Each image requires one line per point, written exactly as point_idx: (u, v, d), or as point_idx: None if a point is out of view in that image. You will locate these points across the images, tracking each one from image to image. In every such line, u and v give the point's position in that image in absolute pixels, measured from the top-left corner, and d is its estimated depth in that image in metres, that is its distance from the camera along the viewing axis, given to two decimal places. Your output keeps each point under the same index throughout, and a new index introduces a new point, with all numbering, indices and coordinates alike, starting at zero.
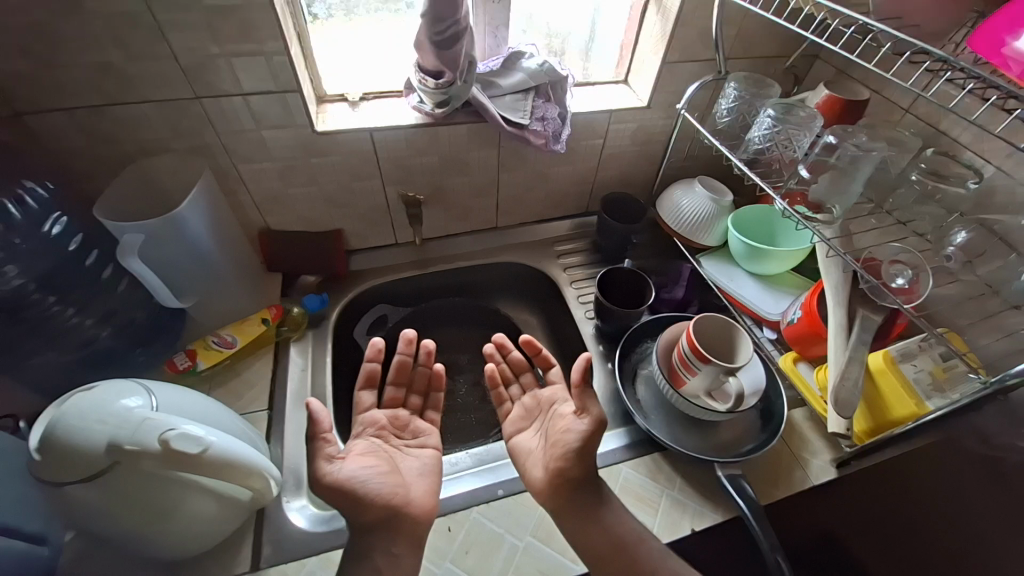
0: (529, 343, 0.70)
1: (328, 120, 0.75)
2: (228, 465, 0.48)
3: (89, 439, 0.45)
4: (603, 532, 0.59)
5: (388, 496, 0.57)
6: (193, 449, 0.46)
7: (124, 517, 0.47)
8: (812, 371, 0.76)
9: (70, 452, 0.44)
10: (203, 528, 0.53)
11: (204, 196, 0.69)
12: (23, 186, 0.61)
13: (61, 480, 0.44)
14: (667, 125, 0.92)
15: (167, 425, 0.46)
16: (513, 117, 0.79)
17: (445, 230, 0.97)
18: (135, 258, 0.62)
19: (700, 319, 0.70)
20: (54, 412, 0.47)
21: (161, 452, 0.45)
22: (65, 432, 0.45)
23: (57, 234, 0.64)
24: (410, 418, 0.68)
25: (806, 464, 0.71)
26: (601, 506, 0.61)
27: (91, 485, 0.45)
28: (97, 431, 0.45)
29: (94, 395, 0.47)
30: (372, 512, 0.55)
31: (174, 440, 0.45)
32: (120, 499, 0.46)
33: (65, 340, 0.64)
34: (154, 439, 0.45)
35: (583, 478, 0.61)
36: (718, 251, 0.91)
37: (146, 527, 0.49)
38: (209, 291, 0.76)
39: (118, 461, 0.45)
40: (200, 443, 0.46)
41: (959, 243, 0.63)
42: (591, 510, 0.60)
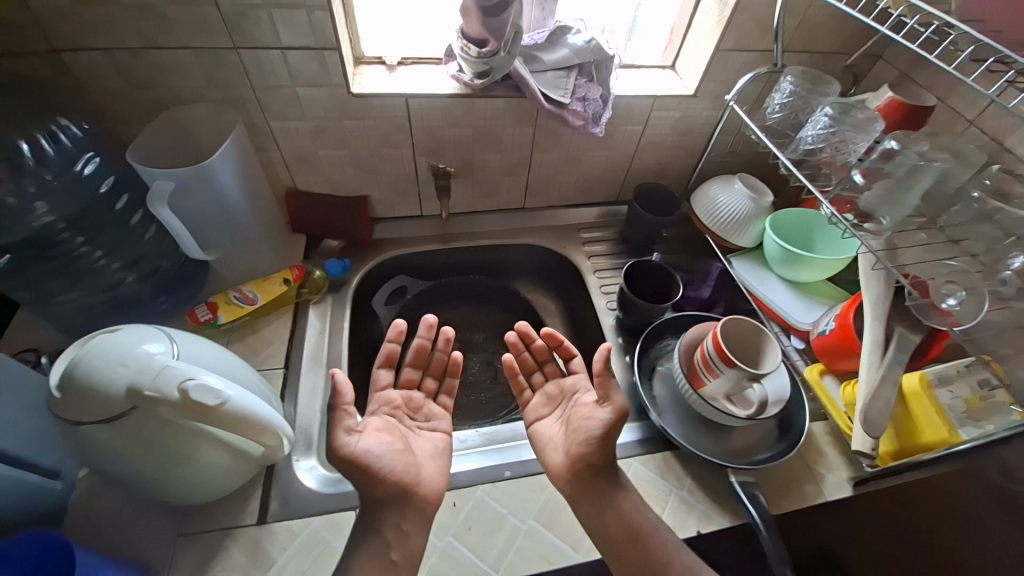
0: (551, 335, 0.70)
1: (364, 82, 0.74)
2: (244, 419, 0.48)
3: (109, 383, 0.45)
4: (618, 520, 0.59)
5: (399, 474, 0.56)
6: (212, 401, 0.46)
7: (141, 459, 0.48)
8: (838, 386, 0.73)
9: (92, 393, 0.44)
10: (214, 478, 0.54)
11: (237, 149, 0.67)
12: (57, 123, 0.60)
13: (82, 420, 0.44)
14: (713, 116, 0.88)
15: (188, 374, 0.46)
16: (554, 95, 0.76)
17: (470, 206, 0.95)
18: (164, 206, 0.60)
19: (728, 321, 0.67)
20: (75, 352, 0.47)
21: (181, 401, 0.45)
22: (86, 373, 0.45)
23: (89, 174, 0.63)
24: (424, 401, 0.68)
25: (820, 479, 0.68)
26: (619, 492, 0.61)
27: (112, 424, 0.45)
28: (117, 374, 0.45)
29: (116, 339, 0.47)
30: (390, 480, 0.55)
31: (194, 390, 0.45)
32: (137, 442, 0.47)
33: (93, 281, 0.64)
34: (174, 388, 0.45)
35: (604, 467, 0.61)
36: (751, 253, 0.88)
37: (163, 471, 0.50)
38: (235, 247, 0.75)
39: (138, 406, 0.45)
40: (219, 395, 0.46)
41: (1017, 268, 0.59)
42: (611, 495, 0.60)
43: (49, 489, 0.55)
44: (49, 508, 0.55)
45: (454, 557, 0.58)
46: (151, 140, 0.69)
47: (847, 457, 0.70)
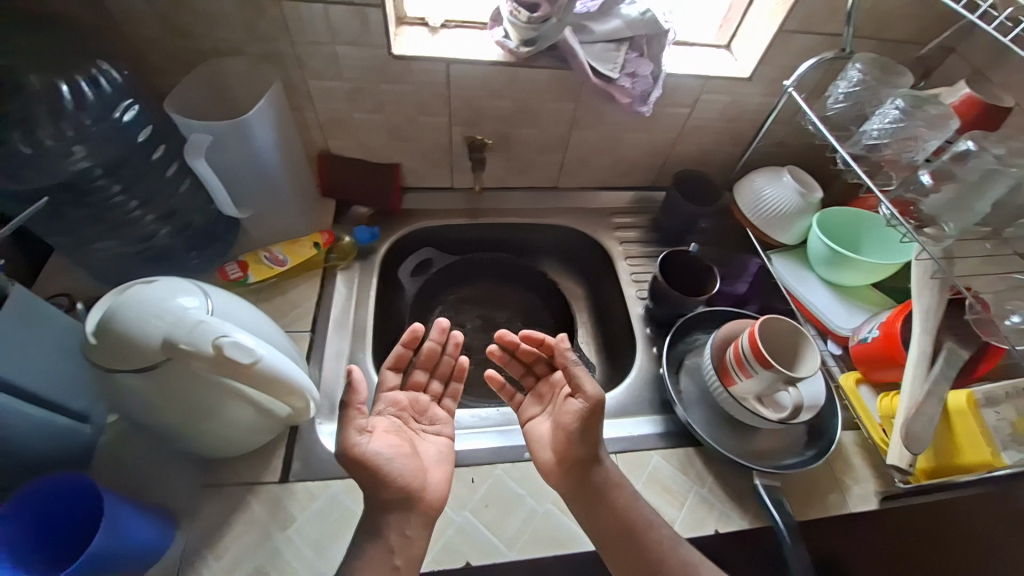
0: (530, 337, 0.64)
1: (405, 44, 0.71)
2: (275, 380, 0.47)
3: (145, 334, 0.45)
4: (612, 516, 0.57)
5: (407, 479, 0.55)
6: (244, 359, 0.45)
7: (171, 410, 0.49)
8: (873, 396, 0.71)
9: (129, 341, 0.44)
10: (240, 434, 0.55)
11: (274, 105, 0.65)
12: (97, 67, 0.58)
13: (117, 368, 0.45)
14: (767, 103, 0.83)
15: (221, 330, 0.45)
16: (601, 68, 0.72)
17: (502, 181, 0.92)
18: (201, 159, 0.59)
19: (767, 320, 0.65)
20: (114, 299, 0.47)
21: (214, 356, 0.44)
22: (123, 322, 0.45)
23: (128, 122, 0.61)
24: (428, 404, 0.63)
25: (846, 489, 0.66)
26: (610, 486, 0.59)
27: (148, 372, 0.45)
28: (153, 325, 0.45)
29: (154, 290, 0.47)
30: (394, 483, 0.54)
31: (227, 347, 0.44)
32: (169, 393, 0.47)
33: (128, 231, 0.64)
34: (208, 343, 0.44)
35: (589, 461, 0.59)
36: (792, 251, 0.84)
37: (192, 424, 0.51)
38: (267, 208, 0.74)
39: (172, 358, 0.45)
40: (251, 354, 0.46)
41: None
42: (600, 490, 0.58)
43: (77, 432, 0.56)
44: (76, 450, 0.56)
45: (470, 532, 0.58)
46: (191, 90, 0.67)
47: (877, 470, 0.67)
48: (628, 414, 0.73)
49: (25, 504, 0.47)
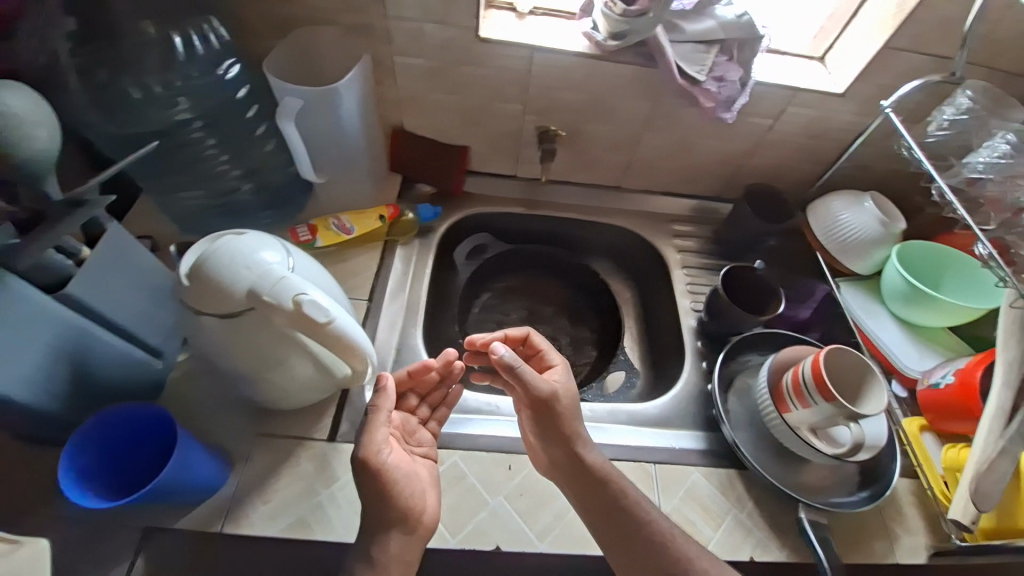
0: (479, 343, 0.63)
1: (491, 27, 0.71)
2: (344, 343, 0.49)
3: (233, 281, 0.47)
4: (606, 512, 0.56)
5: (411, 501, 0.54)
6: (320, 319, 0.47)
7: (244, 357, 0.51)
8: (937, 446, 0.67)
9: (217, 286, 0.47)
10: (299, 388, 0.57)
11: (361, 78, 0.67)
12: (209, 24, 0.63)
13: (204, 309, 0.48)
14: (858, 122, 0.78)
15: (302, 288, 0.47)
16: (689, 69, 0.70)
17: (565, 176, 0.92)
18: (290, 122, 0.62)
19: (834, 350, 0.62)
20: (207, 245, 0.49)
21: (293, 312, 0.46)
22: (215, 267, 0.47)
23: (229, 79, 0.64)
24: (416, 427, 0.62)
25: (895, 539, 0.62)
26: (601, 481, 0.57)
27: (229, 317, 0.48)
28: (241, 274, 0.47)
29: (242, 241, 0.49)
30: (404, 497, 0.53)
31: (306, 305, 0.46)
32: (245, 340, 0.50)
33: (214, 184, 0.68)
34: (289, 299, 0.46)
35: (569, 456, 0.58)
36: (863, 281, 0.81)
37: (259, 372, 0.53)
38: (340, 176, 0.77)
39: (254, 308, 0.47)
40: (326, 315, 0.47)
41: None
42: (587, 483, 0.57)
43: (152, 366, 0.60)
44: (149, 383, 0.60)
45: (502, 519, 0.59)
46: (284, 61, 0.70)
47: (931, 524, 0.63)
48: (670, 426, 0.71)
49: (94, 428, 0.50)
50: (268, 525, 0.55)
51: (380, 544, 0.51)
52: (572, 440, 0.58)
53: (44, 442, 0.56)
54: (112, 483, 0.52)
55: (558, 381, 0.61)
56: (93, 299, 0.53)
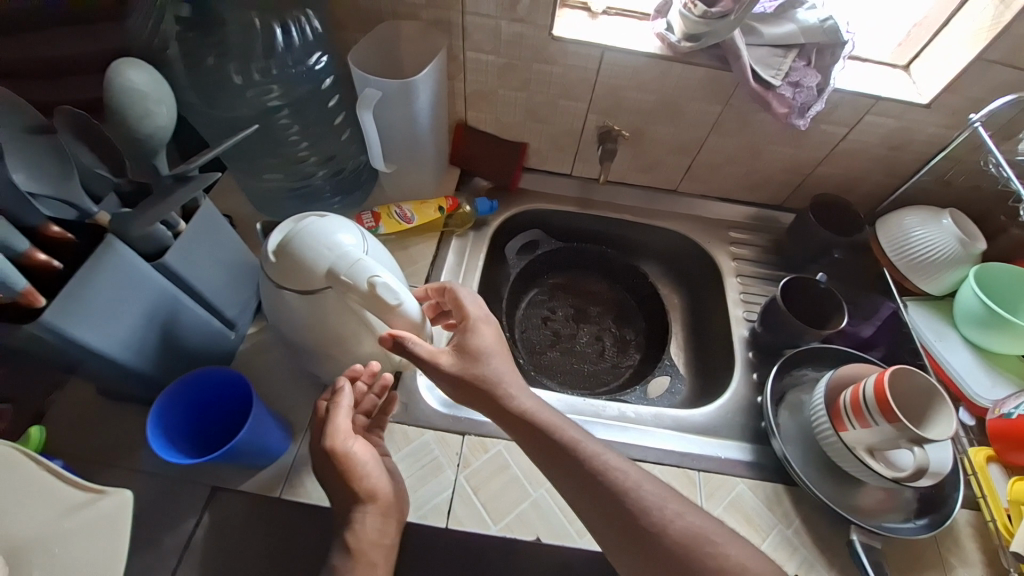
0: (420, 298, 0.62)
1: (564, 26, 0.72)
2: (409, 326, 0.51)
3: (315, 260, 0.50)
4: (595, 498, 0.51)
5: (380, 490, 0.54)
6: (391, 301, 0.49)
7: (318, 331, 0.55)
8: (1004, 478, 0.63)
9: (300, 264, 0.50)
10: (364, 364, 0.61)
11: (437, 72, 0.69)
12: (304, 16, 0.63)
13: (286, 284, 0.51)
14: (943, 135, 0.74)
15: (376, 270, 0.49)
16: (763, 73, 0.69)
17: (622, 176, 0.91)
18: (369, 113, 0.65)
19: (900, 370, 0.59)
20: (293, 226, 0.52)
21: (368, 292, 0.48)
22: (299, 246, 0.50)
23: (318, 69, 0.67)
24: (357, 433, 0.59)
25: (950, 570, 0.60)
26: (576, 459, 0.52)
27: (308, 295, 0.51)
28: (322, 254, 0.50)
29: (323, 223, 0.52)
30: (369, 485, 0.53)
31: (380, 287, 0.48)
32: (320, 316, 0.53)
33: (291, 168, 0.72)
34: (364, 280, 0.48)
35: (546, 449, 0.53)
36: (932, 302, 0.77)
37: (331, 347, 0.57)
38: (405, 167, 0.79)
39: (333, 287, 0.50)
40: (397, 298, 0.49)
41: None
42: (559, 461, 0.53)
43: (227, 337, 0.65)
44: (223, 352, 0.65)
45: (544, 509, 0.60)
46: (367, 51, 0.72)
47: (991, 559, 0.61)
48: (716, 434, 0.70)
49: (179, 389, 0.54)
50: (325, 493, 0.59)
51: (355, 525, 0.52)
52: (505, 411, 0.54)
53: (130, 399, 0.61)
54: (189, 440, 0.57)
55: (472, 343, 0.56)
56: (188, 275, 0.57)
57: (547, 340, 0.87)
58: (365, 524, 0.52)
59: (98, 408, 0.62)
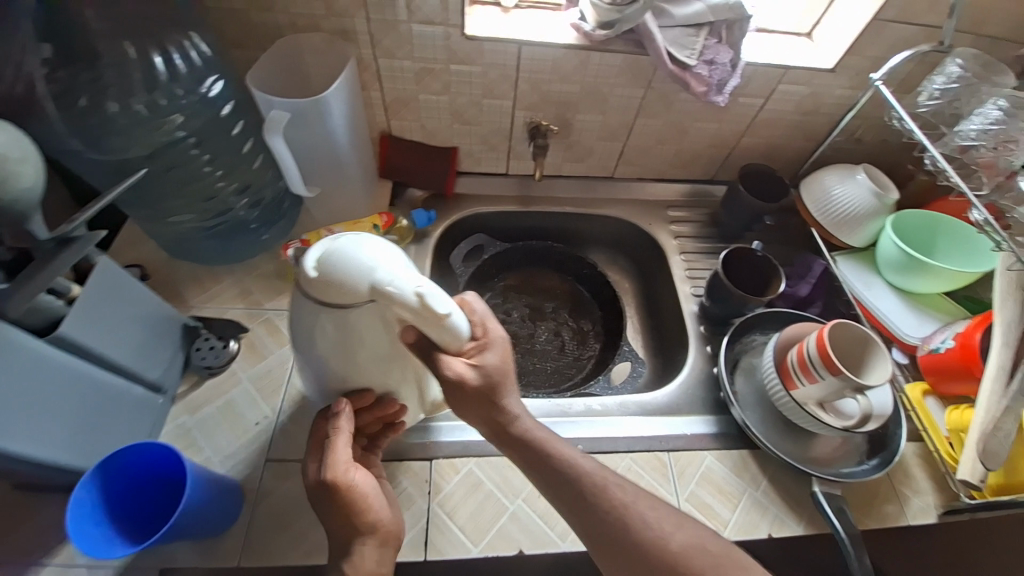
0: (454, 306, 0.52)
1: (477, 24, 0.70)
2: (456, 339, 0.45)
3: (351, 274, 0.43)
4: (597, 522, 0.51)
5: (379, 518, 0.52)
6: (441, 313, 0.42)
7: (349, 353, 0.49)
8: (940, 409, 0.69)
9: (337, 279, 0.43)
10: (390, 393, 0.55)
11: (349, 85, 0.65)
12: (188, 39, 0.59)
13: (320, 303, 0.44)
14: (848, 97, 0.79)
15: (426, 282, 0.43)
16: (679, 54, 0.70)
17: (557, 168, 0.91)
18: (279, 136, 0.60)
19: (836, 325, 0.63)
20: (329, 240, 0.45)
21: (415, 305, 0.42)
22: (334, 259, 0.43)
23: (213, 96, 0.62)
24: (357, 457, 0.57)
25: (905, 501, 0.64)
26: (578, 477, 0.53)
27: (349, 311, 0.45)
28: (361, 267, 0.43)
29: (359, 234, 0.45)
30: (371, 515, 0.51)
31: (430, 297, 0.42)
32: (357, 334, 0.46)
33: (203, 206, 0.66)
34: (411, 291, 0.42)
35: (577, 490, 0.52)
36: (858, 253, 0.82)
37: (362, 373, 0.51)
38: (331, 187, 0.75)
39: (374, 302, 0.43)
40: (447, 309, 0.43)
41: None
42: (562, 479, 0.52)
43: (152, 401, 0.60)
44: (152, 419, 0.60)
45: (524, 520, 0.60)
46: (269, 70, 0.67)
47: (938, 483, 0.66)
48: (680, 412, 0.72)
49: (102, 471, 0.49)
50: (291, 549, 0.55)
51: (352, 558, 0.49)
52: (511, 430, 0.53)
53: (50, 487, 0.54)
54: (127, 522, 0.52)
55: (487, 363, 0.50)
56: (96, 345, 0.52)
57: None
58: (363, 555, 0.49)
59: (10, 504, 0.55)
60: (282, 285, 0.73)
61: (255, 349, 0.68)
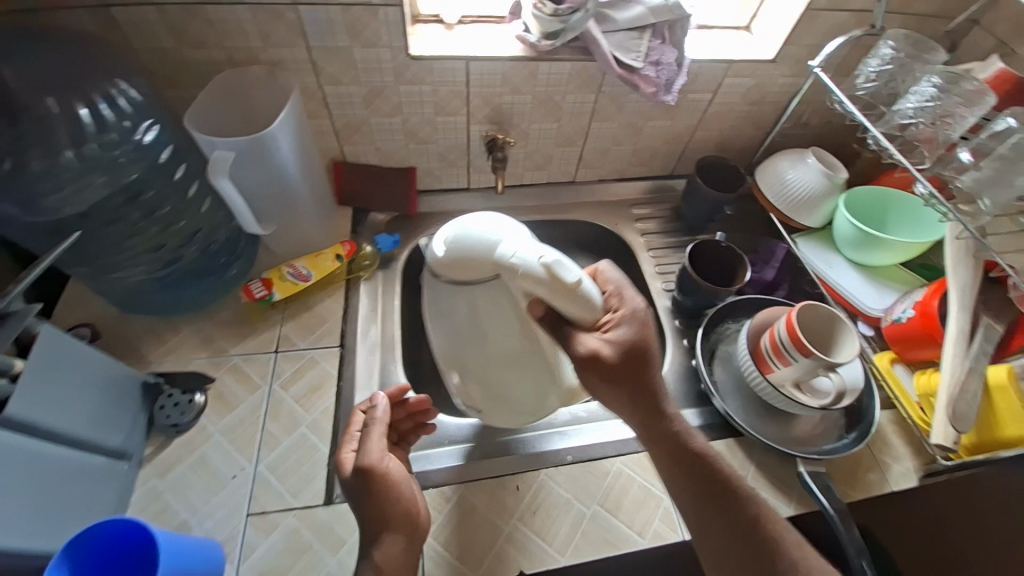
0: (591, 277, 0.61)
1: (422, 43, 0.69)
2: (586, 306, 0.54)
3: (481, 252, 0.58)
4: (731, 516, 0.52)
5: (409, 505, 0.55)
6: (570, 278, 0.53)
7: (485, 332, 0.64)
8: (909, 375, 0.71)
9: (470, 256, 0.58)
10: (524, 384, 0.65)
11: (294, 117, 0.63)
12: (115, 86, 0.56)
13: (461, 279, 0.60)
14: (790, 84, 0.81)
15: (552, 255, 0.55)
16: (625, 58, 0.70)
17: (519, 178, 0.90)
18: (225, 177, 0.57)
19: (804, 308, 0.65)
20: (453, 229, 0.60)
21: (546, 275, 0.54)
22: (464, 243, 0.58)
23: (150, 142, 0.59)
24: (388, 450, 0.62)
25: (885, 468, 0.66)
26: (719, 493, 0.54)
27: (481, 285, 0.60)
28: (489, 249, 0.58)
29: (485, 223, 0.59)
30: (403, 506, 0.54)
31: (557, 266, 0.53)
32: (487, 308, 0.61)
33: (150, 256, 0.62)
34: (539, 264, 0.54)
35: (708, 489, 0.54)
36: (816, 233, 0.85)
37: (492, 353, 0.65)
38: (287, 221, 0.72)
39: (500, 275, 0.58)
40: (574, 275, 0.54)
41: None
42: (702, 493, 0.54)
43: (116, 469, 0.56)
44: (118, 489, 0.56)
45: (521, 541, 0.59)
46: (206, 108, 0.64)
47: (914, 447, 0.68)
48: None
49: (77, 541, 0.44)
50: None
51: (380, 544, 0.51)
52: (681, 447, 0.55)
53: None
54: None
55: (621, 335, 0.55)
56: (49, 419, 0.48)
57: None
58: (391, 544, 0.51)
59: None
60: (245, 328, 0.70)
61: (223, 399, 0.64)
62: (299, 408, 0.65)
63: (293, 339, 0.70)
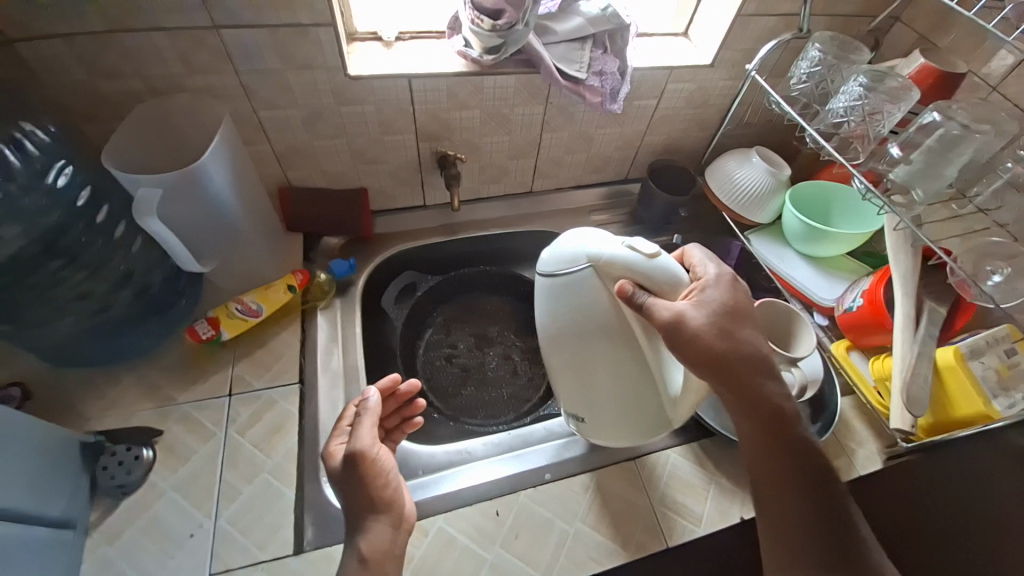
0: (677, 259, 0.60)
1: (360, 62, 0.67)
2: (672, 275, 0.53)
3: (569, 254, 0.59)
4: (819, 504, 0.48)
5: (391, 497, 0.53)
6: (651, 252, 0.55)
7: (578, 348, 0.59)
8: (865, 362, 0.74)
9: (562, 259, 0.59)
10: (620, 404, 0.58)
11: (226, 146, 0.60)
12: (21, 128, 0.52)
13: (552, 279, 0.60)
14: (730, 86, 0.84)
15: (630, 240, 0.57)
16: (569, 70, 0.71)
17: (475, 192, 0.89)
18: (154, 217, 0.53)
19: (761, 304, 0.68)
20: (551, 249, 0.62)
21: (630, 253, 0.55)
22: (557, 250, 0.60)
23: (63, 186, 0.56)
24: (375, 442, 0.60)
25: (852, 453, 0.67)
26: (811, 477, 0.48)
27: (576, 285, 0.58)
28: (575, 251, 0.59)
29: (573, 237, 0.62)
30: (390, 490, 0.53)
31: (637, 244, 0.55)
32: (581, 313, 0.58)
33: (79, 306, 0.58)
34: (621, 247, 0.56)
35: (797, 472, 0.48)
36: (768, 229, 0.87)
37: (581, 370, 0.59)
38: (231, 254, 0.69)
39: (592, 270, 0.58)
40: (653, 250, 0.55)
41: (999, 280, 0.58)
42: (794, 476, 0.48)
43: (59, 540, 0.50)
44: (64, 560, 0.50)
45: (505, 569, 0.57)
46: (129, 143, 0.60)
47: (877, 432, 0.69)
48: None
49: None
50: None
51: (368, 531, 0.49)
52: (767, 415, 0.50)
53: None
54: None
55: (712, 300, 0.52)
56: None
57: (457, 379, 0.80)
58: (377, 531, 0.50)
59: None
60: (193, 372, 0.65)
61: (172, 452, 0.60)
62: (259, 454, 0.61)
63: (246, 379, 0.66)
